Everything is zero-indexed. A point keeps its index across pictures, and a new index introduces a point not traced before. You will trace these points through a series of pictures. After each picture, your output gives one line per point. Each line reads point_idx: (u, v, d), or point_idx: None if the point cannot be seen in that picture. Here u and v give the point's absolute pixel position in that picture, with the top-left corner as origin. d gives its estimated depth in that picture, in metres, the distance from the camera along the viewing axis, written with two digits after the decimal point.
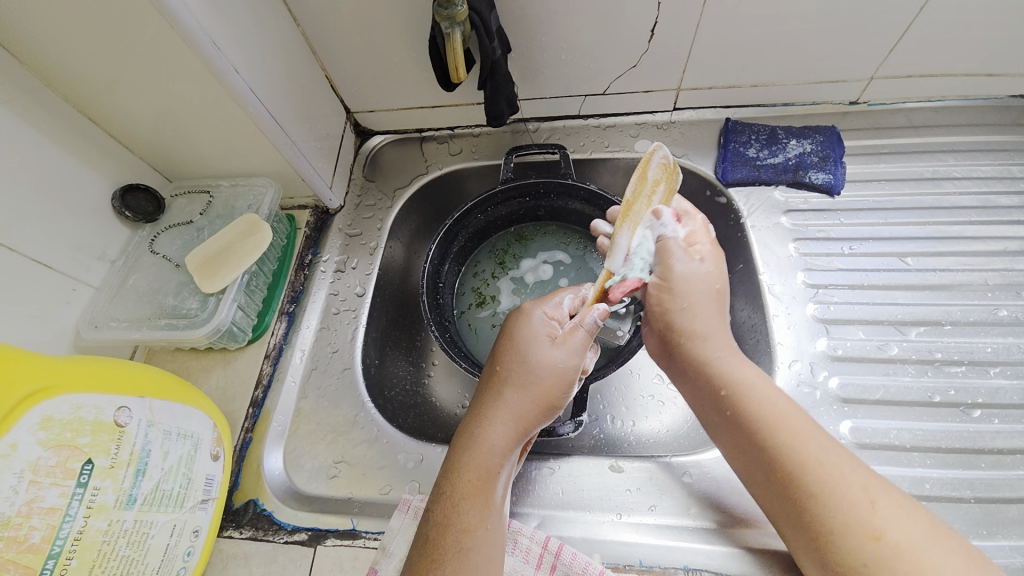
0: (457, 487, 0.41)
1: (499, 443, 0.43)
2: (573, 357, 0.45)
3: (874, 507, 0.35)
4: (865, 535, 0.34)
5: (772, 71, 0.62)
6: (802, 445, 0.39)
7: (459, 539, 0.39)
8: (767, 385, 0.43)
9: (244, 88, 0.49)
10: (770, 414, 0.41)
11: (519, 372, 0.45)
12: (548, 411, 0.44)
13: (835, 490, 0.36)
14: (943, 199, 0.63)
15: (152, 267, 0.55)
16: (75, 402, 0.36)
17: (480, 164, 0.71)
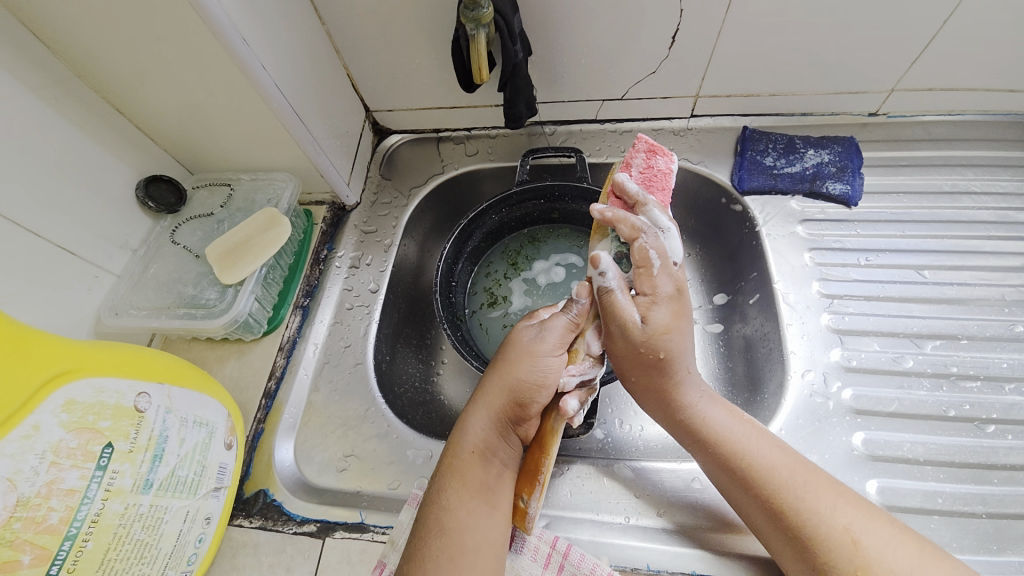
0: (444, 469, 0.43)
1: (474, 426, 0.45)
2: (543, 337, 0.45)
3: (859, 546, 0.39)
4: (851, 572, 0.38)
5: (792, 80, 0.62)
6: (795, 490, 0.42)
7: (439, 516, 0.41)
8: (758, 432, 0.45)
9: (269, 83, 0.50)
10: (771, 461, 0.43)
11: (497, 358, 0.47)
12: (522, 390, 0.44)
13: (823, 532, 0.40)
14: (961, 213, 0.62)
15: (172, 257, 0.56)
16: (97, 385, 0.37)
17: (496, 165, 0.72)
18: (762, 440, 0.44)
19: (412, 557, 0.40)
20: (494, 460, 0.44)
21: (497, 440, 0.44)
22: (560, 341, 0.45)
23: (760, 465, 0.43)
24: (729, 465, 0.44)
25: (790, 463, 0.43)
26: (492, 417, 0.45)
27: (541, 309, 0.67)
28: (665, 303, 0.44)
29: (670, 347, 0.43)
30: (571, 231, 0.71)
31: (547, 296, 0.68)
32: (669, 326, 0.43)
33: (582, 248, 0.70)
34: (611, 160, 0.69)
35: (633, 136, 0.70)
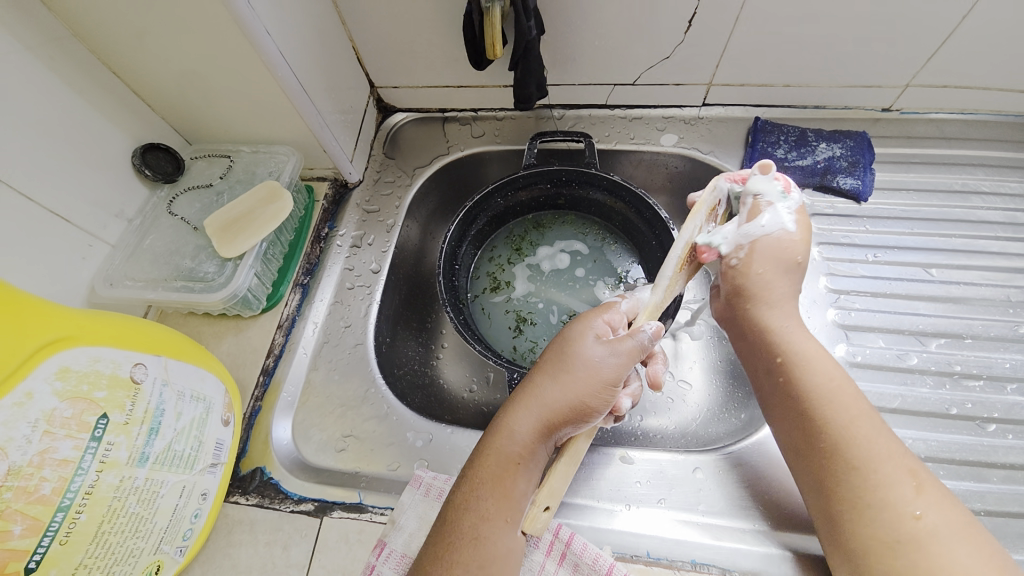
0: (479, 472, 0.41)
1: (521, 436, 0.41)
2: (608, 356, 0.42)
3: (919, 492, 0.39)
4: (906, 515, 0.38)
5: (807, 72, 0.61)
6: (865, 424, 0.41)
7: (474, 524, 0.39)
8: (835, 365, 0.45)
9: (274, 50, 0.48)
10: (849, 398, 0.42)
11: (553, 364, 0.42)
12: (577, 409, 0.41)
13: (885, 475, 0.39)
14: (970, 213, 0.62)
15: (169, 228, 0.54)
16: (92, 354, 0.36)
17: (502, 148, 0.70)
18: (839, 372, 0.44)
19: (435, 557, 0.39)
20: (532, 469, 0.42)
21: (539, 451, 0.42)
22: (622, 368, 0.42)
23: (837, 391, 0.43)
24: (805, 390, 0.43)
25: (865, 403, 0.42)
26: (539, 429, 0.41)
27: (544, 296, 0.67)
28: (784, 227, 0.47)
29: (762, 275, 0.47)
30: (576, 218, 0.70)
31: (550, 282, 0.68)
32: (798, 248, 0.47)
33: (587, 235, 0.69)
34: (620, 146, 0.68)
35: (642, 123, 0.69)
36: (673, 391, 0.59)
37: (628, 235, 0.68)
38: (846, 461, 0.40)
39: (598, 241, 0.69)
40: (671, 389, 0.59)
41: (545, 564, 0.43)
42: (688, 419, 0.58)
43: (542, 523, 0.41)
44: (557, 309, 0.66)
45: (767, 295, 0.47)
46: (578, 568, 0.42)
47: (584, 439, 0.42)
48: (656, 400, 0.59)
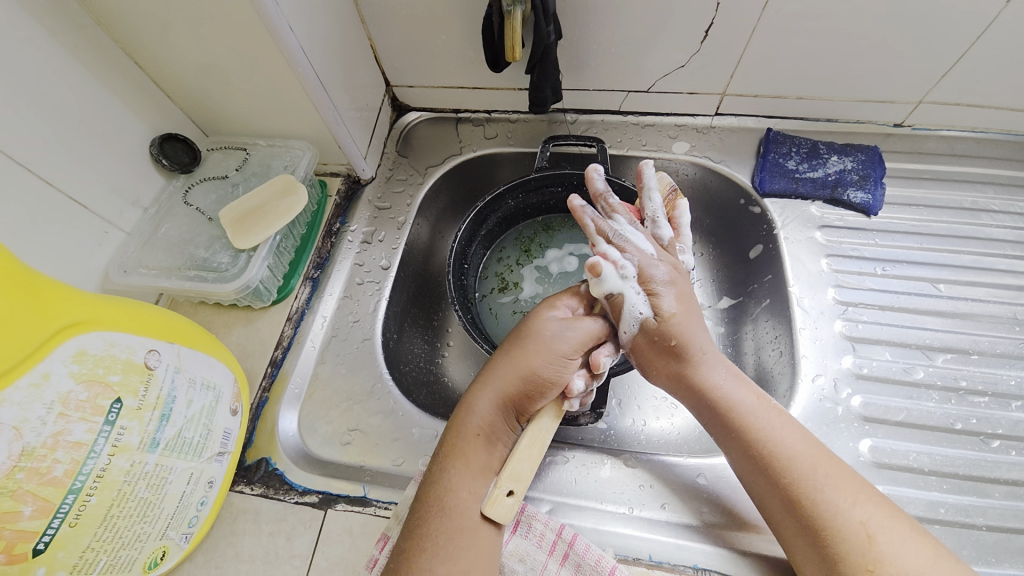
0: (450, 447, 0.43)
1: (482, 409, 0.44)
2: (563, 331, 0.46)
3: (875, 540, 0.38)
4: (862, 568, 0.38)
5: (821, 85, 0.61)
6: (815, 479, 0.41)
7: (440, 495, 0.41)
8: (780, 416, 0.45)
9: (295, 46, 0.49)
10: (794, 450, 0.42)
11: (511, 343, 0.47)
12: (534, 382, 0.44)
13: (836, 524, 0.39)
14: (979, 230, 0.62)
15: (184, 218, 0.55)
16: (108, 339, 0.36)
17: (515, 150, 0.71)
18: (782, 424, 0.44)
19: (412, 533, 0.40)
20: (497, 445, 0.44)
21: (503, 427, 0.44)
22: (579, 344, 0.45)
23: (780, 451, 0.42)
24: (753, 450, 0.43)
25: (816, 452, 0.42)
26: (498, 400, 0.44)
27: None
28: (669, 289, 0.47)
29: (681, 332, 0.46)
30: None
31: (558, 285, 0.68)
32: (679, 311, 0.46)
33: None
34: (632, 152, 0.69)
35: (655, 130, 0.69)
36: None
37: None
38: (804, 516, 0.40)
39: None
40: None
41: (547, 563, 0.43)
42: (692, 424, 0.58)
43: (508, 509, 0.40)
44: None
45: (693, 358, 0.46)
46: (580, 568, 0.42)
47: (548, 419, 0.43)
48: (660, 405, 0.59)
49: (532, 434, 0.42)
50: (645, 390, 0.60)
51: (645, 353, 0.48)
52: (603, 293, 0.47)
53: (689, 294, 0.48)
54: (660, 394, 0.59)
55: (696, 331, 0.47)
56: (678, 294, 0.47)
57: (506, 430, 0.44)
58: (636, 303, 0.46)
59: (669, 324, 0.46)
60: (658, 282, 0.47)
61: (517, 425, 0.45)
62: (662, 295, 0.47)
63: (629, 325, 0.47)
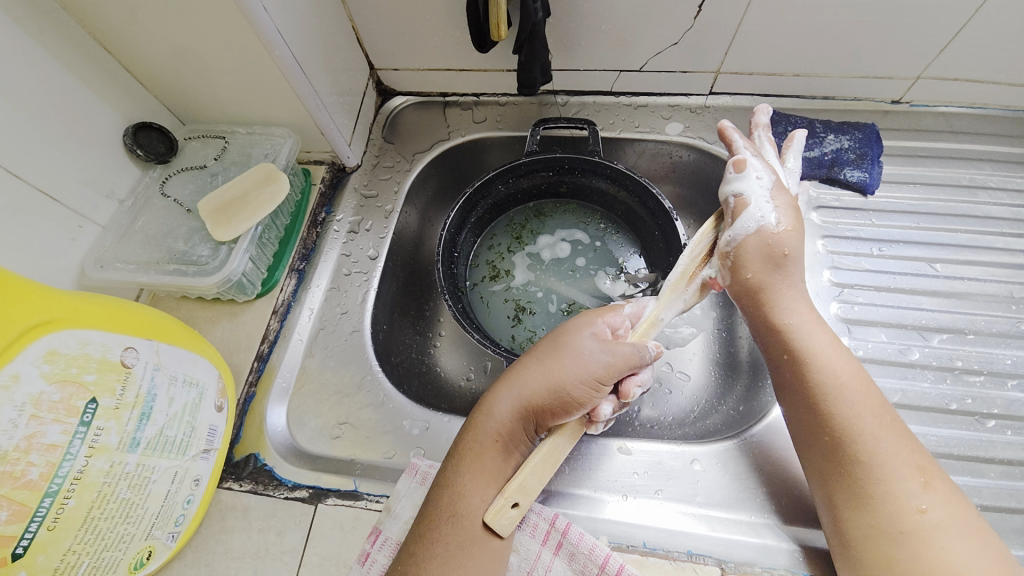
0: (468, 448, 0.42)
1: (501, 414, 0.43)
2: (599, 352, 0.43)
3: (925, 487, 0.38)
4: (911, 509, 0.37)
5: (817, 61, 0.60)
6: (875, 421, 0.40)
7: (452, 500, 0.40)
8: (845, 353, 0.44)
9: (271, 27, 0.46)
10: (856, 389, 0.41)
11: (542, 350, 0.45)
12: (560, 400, 0.41)
13: (891, 468, 0.39)
14: (976, 208, 0.61)
15: (162, 210, 0.53)
16: (81, 337, 0.35)
17: (504, 134, 0.69)
18: (847, 361, 0.43)
19: (427, 520, 0.40)
20: (514, 453, 0.43)
21: (521, 436, 0.43)
22: (612, 370, 0.42)
23: (845, 391, 0.41)
24: (811, 382, 0.42)
25: (871, 399, 0.41)
26: (520, 410, 0.43)
27: (543, 285, 0.66)
28: (786, 208, 0.45)
29: (794, 244, 0.45)
30: (578, 207, 0.69)
31: (550, 272, 0.67)
32: (795, 225, 0.45)
33: (589, 224, 0.68)
34: (624, 134, 0.67)
35: (648, 111, 0.67)
36: (671, 382, 0.59)
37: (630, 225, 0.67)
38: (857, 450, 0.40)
39: (600, 231, 0.68)
40: (671, 380, 0.59)
41: (540, 553, 0.42)
42: (687, 410, 0.57)
43: (510, 520, 0.39)
44: (556, 298, 0.65)
45: (793, 273, 0.46)
46: (574, 557, 0.42)
47: (567, 438, 0.42)
48: (655, 391, 0.58)
49: (548, 451, 0.41)
50: None
51: (744, 256, 0.45)
52: (728, 193, 0.46)
53: (805, 230, 0.47)
54: (655, 380, 0.59)
55: (803, 247, 0.46)
56: (796, 211, 0.46)
57: (523, 440, 0.43)
58: (761, 208, 0.45)
59: (780, 236, 0.44)
60: (773, 198, 0.45)
61: (534, 435, 0.43)
62: (778, 202, 0.45)
63: (747, 227, 0.45)
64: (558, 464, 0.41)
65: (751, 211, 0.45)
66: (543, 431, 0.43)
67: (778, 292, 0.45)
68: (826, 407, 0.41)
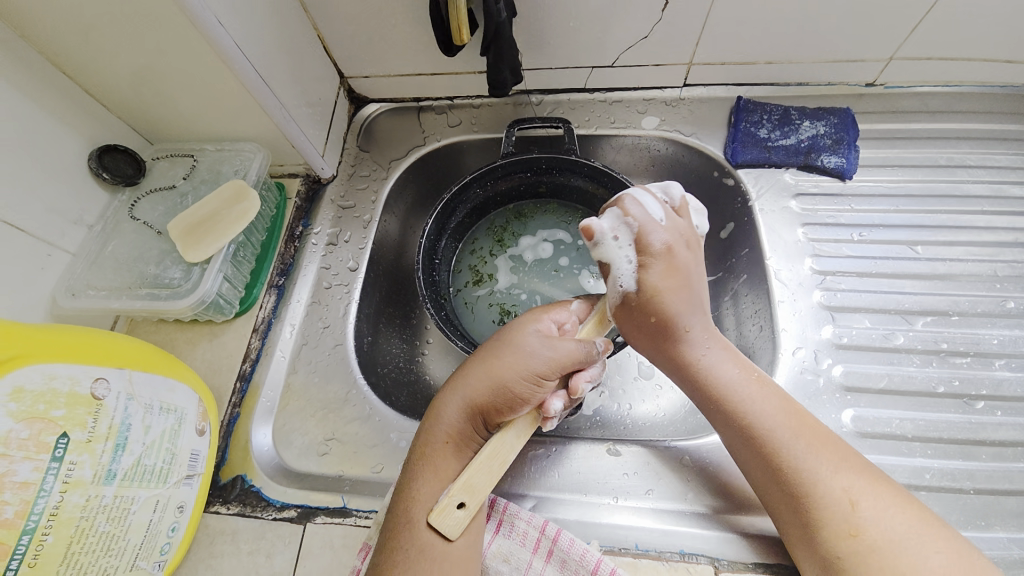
0: (422, 453, 0.42)
1: (450, 415, 0.43)
2: (541, 348, 0.42)
3: (856, 507, 0.38)
4: (845, 533, 0.37)
5: (789, 48, 0.59)
6: (796, 447, 0.40)
7: (407, 506, 0.40)
8: (762, 386, 0.44)
9: (229, 42, 0.45)
10: (772, 419, 0.42)
11: (488, 348, 0.45)
12: (503, 395, 0.41)
13: (819, 492, 0.39)
14: (955, 187, 0.61)
15: (132, 234, 0.52)
16: (48, 372, 0.34)
17: (480, 137, 0.68)
18: (757, 390, 0.43)
19: (383, 549, 0.39)
20: (467, 452, 0.42)
21: (473, 435, 0.42)
22: (556, 364, 0.41)
23: (761, 421, 0.42)
24: (727, 419, 0.43)
25: (794, 420, 0.42)
26: (468, 410, 0.42)
27: (527, 287, 0.65)
28: (660, 259, 0.43)
29: (662, 308, 0.43)
30: (559, 206, 0.69)
31: (534, 272, 0.66)
32: (664, 285, 0.43)
33: (571, 223, 0.68)
34: (601, 131, 0.66)
35: (623, 106, 0.67)
36: (661, 377, 0.59)
37: None
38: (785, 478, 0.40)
39: None
40: (661, 376, 0.59)
41: (532, 561, 0.42)
42: (677, 406, 0.57)
43: (457, 521, 0.38)
44: (540, 299, 0.65)
45: (676, 335, 0.44)
46: (565, 564, 0.42)
47: (515, 435, 0.40)
48: (645, 388, 0.58)
49: (494, 447, 0.39)
50: (629, 375, 0.59)
51: (632, 306, 0.44)
52: (598, 257, 0.45)
53: (684, 267, 0.44)
54: (645, 378, 0.59)
55: (680, 304, 0.44)
56: (670, 263, 0.44)
57: (473, 438, 0.42)
58: (623, 276, 0.44)
59: (650, 300, 0.43)
60: (701, 203, 0.48)
61: (487, 433, 0.43)
62: (651, 264, 0.43)
63: (622, 283, 0.44)
64: (506, 463, 0.40)
65: (614, 274, 0.44)
66: (494, 428, 0.42)
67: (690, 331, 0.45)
68: (746, 440, 0.42)
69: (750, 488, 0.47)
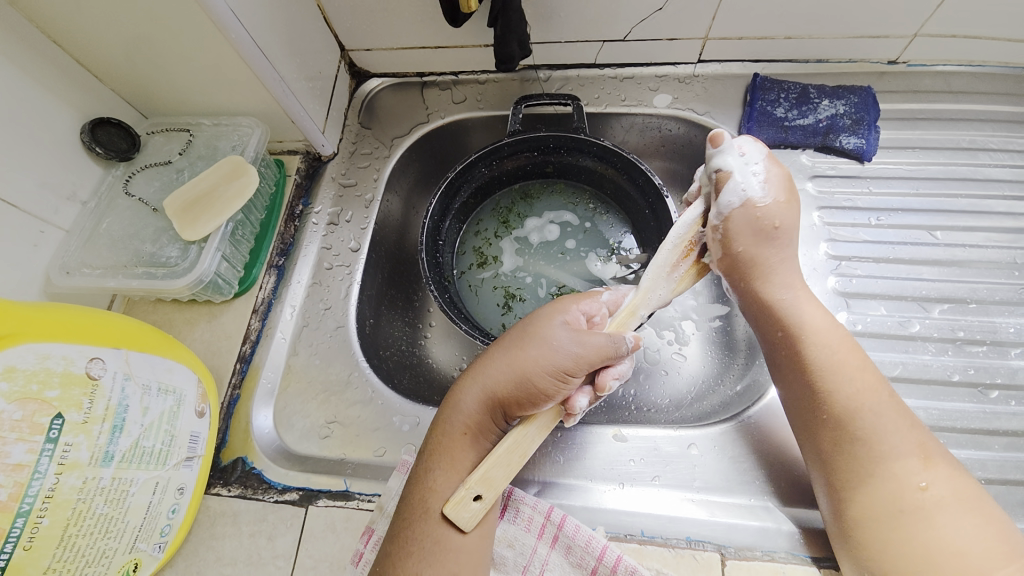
0: (438, 443, 0.41)
1: (469, 405, 0.42)
2: (568, 341, 0.40)
3: (926, 465, 0.38)
4: (913, 486, 0.38)
5: (811, 23, 0.57)
6: (874, 400, 0.40)
7: (422, 496, 0.39)
8: (844, 335, 0.43)
9: (225, 9, 0.43)
10: (856, 370, 0.41)
11: (511, 339, 0.43)
12: (526, 391, 0.40)
13: (889, 445, 0.39)
14: (978, 171, 0.59)
15: (127, 210, 0.50)
16: (41, 351, 0.33)
17: (486, 114, 0.66)
18: (839, 338, 0.43)
19: (394, 538, 0.38)
20: (483, 443, 0.41)
21: (490, 426, 0.42)
22: (582, 361, 0.40)
23: (842, 368, 0.41)
24: (806, 360, 0.42)
25: (872, 378, 0.42)
26: (487, 401, 0.41)
27: (532, 270, 0.64)
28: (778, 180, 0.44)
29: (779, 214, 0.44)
30: (566, 187, 0.67)
31: (539, 255, 0.65)
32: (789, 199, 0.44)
33: (577, 205, 0.66)
34: (610, 109, 0.64)
35: (634, 83, 0.64)
36: (668, 363, 0.58)
37: (620, 203, 0.64)
38: (856, 427, 0.40)
39: (589, 211, 0.66)
40: (668, 362, 0.58)
41: (537, 547, 0.42)
42: (683, 392, 0.56)
43: (473, 513, 0.38)
44: (546, 282, 0.63)
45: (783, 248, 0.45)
46: (571, 550, 0.41)
47: (536, 429, 0.40)
48: (652, 374, 0.57)
49: (515, 442, 0.39)
50: (635, 360, 0.58)
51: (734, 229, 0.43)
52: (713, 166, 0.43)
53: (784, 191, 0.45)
54: (652, 364, 0.57)
55: (796, 223, 0.45)
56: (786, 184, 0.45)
57: (491, 429, 0.42)
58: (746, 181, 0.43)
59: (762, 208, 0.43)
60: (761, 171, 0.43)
61: (506, 424, 0.42)
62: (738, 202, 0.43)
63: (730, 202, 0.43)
64: (525, 456, 0.39)
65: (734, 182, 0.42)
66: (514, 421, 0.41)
67: (772, 267, 0.45)
68: (818, 385, 0.42)
69: (757, 475, 0.46)
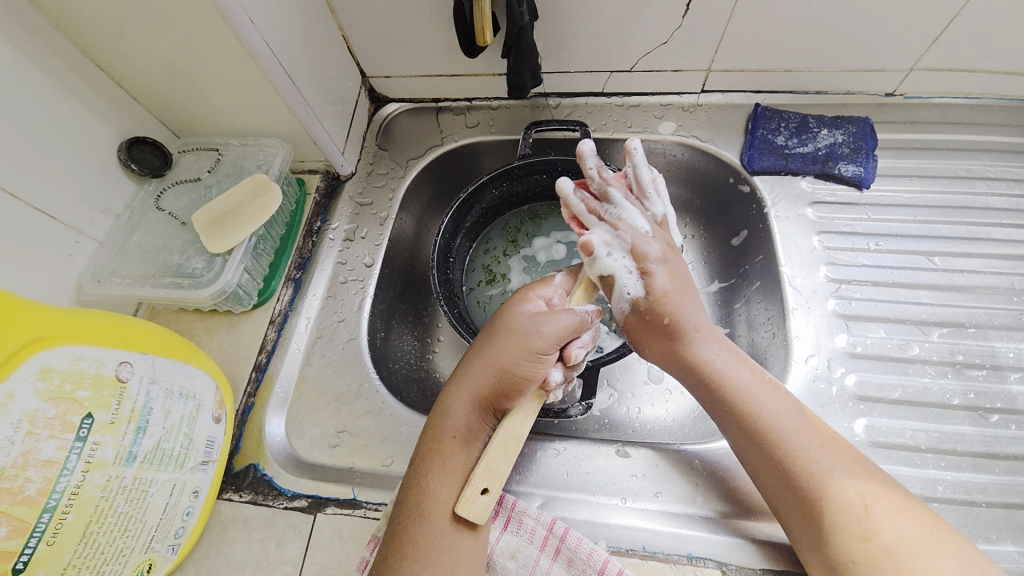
0: (427, 453, 0.42)
1: (457, 410, 0.43)
2: (538, 326, 0.43)
3: (869, 512, 0.38)
4: (859, 537, 0.38)
5: (809, 57, 0.59)
6: (807, 450, 0.41)
7: (420, 501, 0.40)
8: (772, 390, 0.44)
9: (258, 39, 0.46)
10: (789, 425, 0.42)
11: (482, 340, 0.45)
12: (508, 381, 0.42)
13: (832, 496, 0.39)
14: (976, 199, 0.61)
15: (157, 223, 0.53)
16: (76, 353, 0.35)
17: (497, 138, 0.69)
18: (771, 399, 0.43)
19: (394, 543, 0.39)
20: (477, 443, 0.42)
21: (481, 425, 0.42)
22: (555, 339, 0.43)
23: (774, 423, 0.42)
24: (741, 422, 0.43)
25: (807, 426, 0.42)
26: (474, 401, 0.43)
27: None
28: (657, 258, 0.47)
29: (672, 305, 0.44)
30: None
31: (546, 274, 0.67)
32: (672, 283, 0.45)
33: None
34: (617, 135, 0.67)
35: (641, 110, 0.67)
36: (671, 382, 0.58)
37: None
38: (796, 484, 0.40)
39: None
40: (671, 380, 0.58)
41: (539, 559, 0.42)
42: (686, 410, 0.57)
43: (482, 506, 0.38)
44: None
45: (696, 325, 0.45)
46: (572, 563, 0.42)
47: (524, 414, 0.41)
48: (655, 392, 0.58)
49: (507, 429, 0.40)
50: (638, 378, 0.59)
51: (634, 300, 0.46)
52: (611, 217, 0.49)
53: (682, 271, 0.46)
54: (655, 382, 0.59)
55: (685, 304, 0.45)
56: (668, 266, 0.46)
57: (484, 425, 0.43)
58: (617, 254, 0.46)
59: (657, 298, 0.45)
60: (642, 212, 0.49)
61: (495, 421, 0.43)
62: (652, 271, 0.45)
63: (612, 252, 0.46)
64: (519, 441, 0.40)
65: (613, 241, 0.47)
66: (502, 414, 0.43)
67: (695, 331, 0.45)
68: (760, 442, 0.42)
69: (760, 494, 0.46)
